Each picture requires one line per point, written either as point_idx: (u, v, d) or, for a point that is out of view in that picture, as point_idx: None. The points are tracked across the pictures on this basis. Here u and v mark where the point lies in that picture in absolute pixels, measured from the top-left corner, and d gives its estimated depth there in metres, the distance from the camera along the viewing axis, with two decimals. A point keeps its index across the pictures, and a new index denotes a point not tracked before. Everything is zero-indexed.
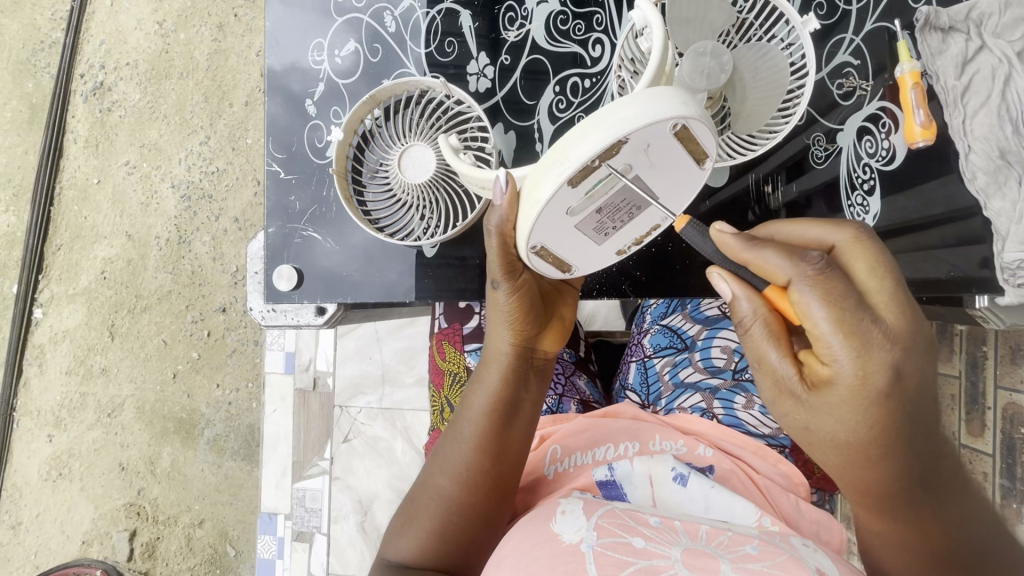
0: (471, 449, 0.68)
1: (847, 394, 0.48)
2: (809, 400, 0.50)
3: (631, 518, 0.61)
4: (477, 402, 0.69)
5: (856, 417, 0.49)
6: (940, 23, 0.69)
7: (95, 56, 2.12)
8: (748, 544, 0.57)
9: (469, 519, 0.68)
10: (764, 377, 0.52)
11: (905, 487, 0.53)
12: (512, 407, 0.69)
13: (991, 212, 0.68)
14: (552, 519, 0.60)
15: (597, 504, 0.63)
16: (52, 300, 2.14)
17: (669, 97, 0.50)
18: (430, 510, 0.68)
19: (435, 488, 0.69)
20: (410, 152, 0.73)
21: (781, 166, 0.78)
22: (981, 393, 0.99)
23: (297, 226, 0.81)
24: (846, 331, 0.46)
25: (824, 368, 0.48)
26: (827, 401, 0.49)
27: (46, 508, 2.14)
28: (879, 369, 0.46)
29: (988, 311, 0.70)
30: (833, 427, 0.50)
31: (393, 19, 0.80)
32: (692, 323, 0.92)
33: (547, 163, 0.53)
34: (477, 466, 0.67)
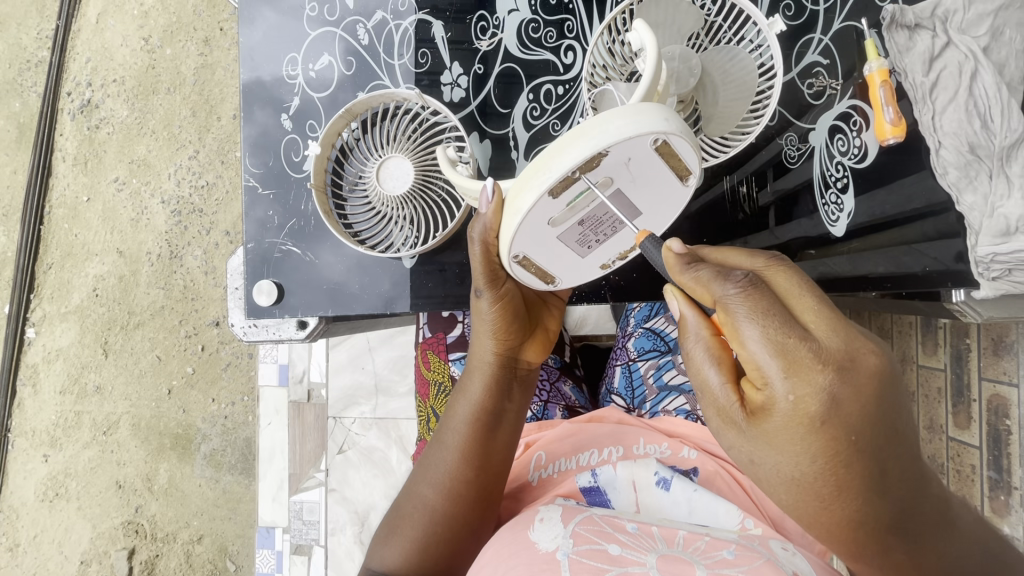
0: (454, 460, 0.68)
1: (785, 428, 0.44)
2: (749, 432, 0.47)
3: (608, 524, 0.61)
4: (460, 412, 0.69)
5: (803, 451, 0.44)
6: (906, 21, 0.69)
7: (82, 73, 2.12)
8: (725, 548, 0.57)
9: (453, 530, 0.67)
10: (710, 404, 0.50)
11: (870, 536, 0.48)
12: (494, 419, 0.69)
13: (963, 206, 0.67)
14: (530, 526, 0.60)
15: (576, 511, 0.63)
16: (45, 319, 2.13)
17: (652, 114, 0.50)
18: (414, 520, 0.68)
19: (419, 497, 0.69)
20: (389, 164, 0.74)
21: (757, 169, 0.82)
22: (966, 386, 0.99)
23: (277, 241, 0.80)
24: (783, 361, 0.43)
25: (760, 398, 0.45)
26: (770, 432, 0.45)
27: (44, 528, 2.13)
28: (823, 402, 0.43)
29: (965, 305, 0.70)
30: (779, 466, 0.46)
31: (366, 31, 0.80)
32: (674, 326, 0.93)
33: (530, 176, 0.52)
34: (461, 476, 0.67)
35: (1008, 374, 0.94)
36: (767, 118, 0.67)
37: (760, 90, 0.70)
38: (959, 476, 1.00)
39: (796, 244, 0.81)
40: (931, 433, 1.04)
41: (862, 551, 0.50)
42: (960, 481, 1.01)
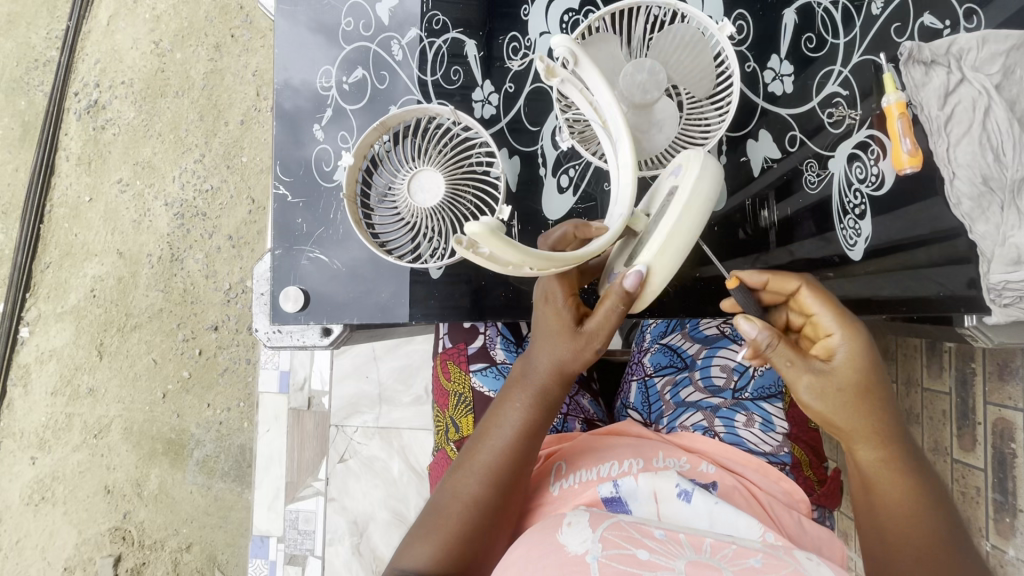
0: (504, 453, 0.69)
1: (854, 364, 0.62)
2: (826, 373, 0.63)
3: (636, 530, 0.62)
4: (512, 415, 0.70)
5: (852, 365, 0.63)
6: (923, 57, 0.73)
7: (90, 75, 2.13)
8: (752, 556, 0.58)
9: (489, 521, 0.68)
10: (789, 369, 0.63)
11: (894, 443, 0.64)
12: (544, 418, 0.71)
13: (976, 235, 0.71)
14: (558, 531, 0.61)
15: (602, 516, 0.64)
16: (40, 319, 2.11)
17: (684, 157, 0.63)
18: (452, 513, 0.67)
19: (459, 493, 0.69)
20: (420, 177, 0.75)
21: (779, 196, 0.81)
22: (971, 409, 1.01)
23: (304, 248, 0.81)
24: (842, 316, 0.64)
25: (830, 348, 0.64)
26: (834, 356, 0.63)
27: (28, 533, 2.08)
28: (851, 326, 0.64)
29: (977, 329, 0.73)
30: (839, 381, 0.63)
31: (399, 47, 0.83)
32: (691, 342, 0.94)
33: (665, 251, 0.61)
34: (506, 469, 0.69)
35: (1013, 399, 0.96)
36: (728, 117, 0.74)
37: (718, 89, 0.76)
38: (964, 497, 1.02)
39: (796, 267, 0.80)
40: (936, 455, 1.06)
41: (911, 499, 0.62)
42: (965, 503, 1.02)
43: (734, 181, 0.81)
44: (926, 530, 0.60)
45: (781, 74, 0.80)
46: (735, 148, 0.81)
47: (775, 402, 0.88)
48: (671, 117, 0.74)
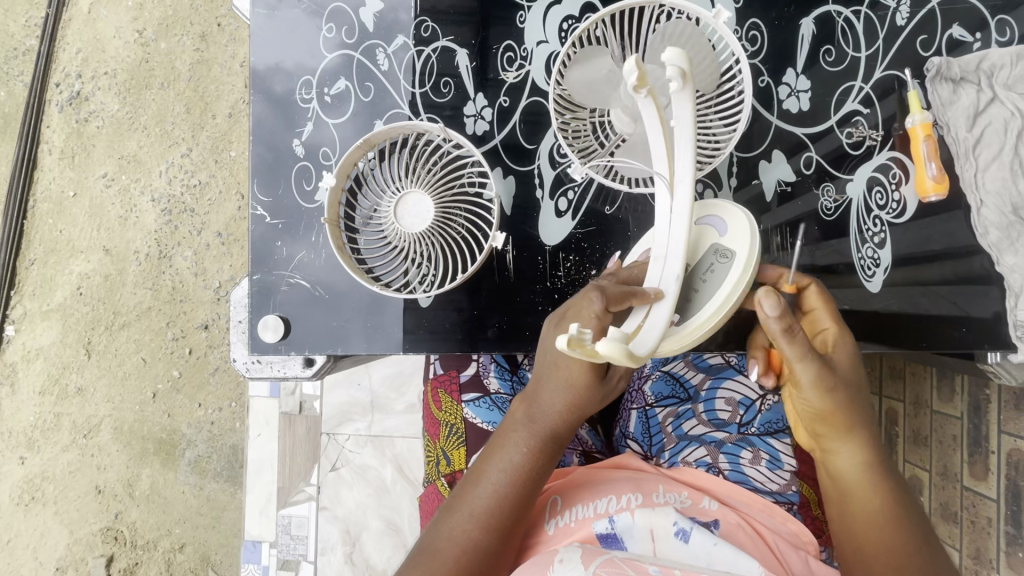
0: (506, 496, 0.65)
1: (849, 365, 0.61)
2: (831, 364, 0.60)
3: (629, 567, 0.59)
4: (513, 453, 0.66)
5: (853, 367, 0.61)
6: (951, 74, 0.70)
7: (71, 64, 2.04)
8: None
9: (485, 565, 0.63)
10: (797, 364, 0.58)
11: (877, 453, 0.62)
12: (550, 458, 0.67)
13: (1004, 267, 0.69)
14: (549, 568, 0.58)
15: (595, 552, 0.61)
16: (25, 316, 2.05)
17: (735, 219, 0.65)
18: (445, 556, 0.62)
19: (452, 532, 0.63)
20: (407, 200, 0.70)
21: (798, 221, 0.74)
22: (983, 436, 0.99)
23: (285, 273, 0.76)
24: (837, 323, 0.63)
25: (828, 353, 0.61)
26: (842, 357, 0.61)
27: (18, 533, 2.05)
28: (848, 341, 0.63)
29: (1000, 366, 0.71)
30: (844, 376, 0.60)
31: (385, 56, 0.77)
32: (694, 371, 0.90)
33: (716, 315, 0.62)
34: (506, 510, 0.64)
35: None
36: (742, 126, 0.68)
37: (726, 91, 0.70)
38: (973, 526, 0.99)
39: (801, 270, 0.73)
40: (944, 480, 1.04)
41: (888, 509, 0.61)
42: (974, 531, 0.99)
43: (745, 208, 0.74)
44: (899, 540, 0.60)
45: (797, 90, 0.74)
46: (748, 170, 0.74)
47: (782, 437, 0.84)
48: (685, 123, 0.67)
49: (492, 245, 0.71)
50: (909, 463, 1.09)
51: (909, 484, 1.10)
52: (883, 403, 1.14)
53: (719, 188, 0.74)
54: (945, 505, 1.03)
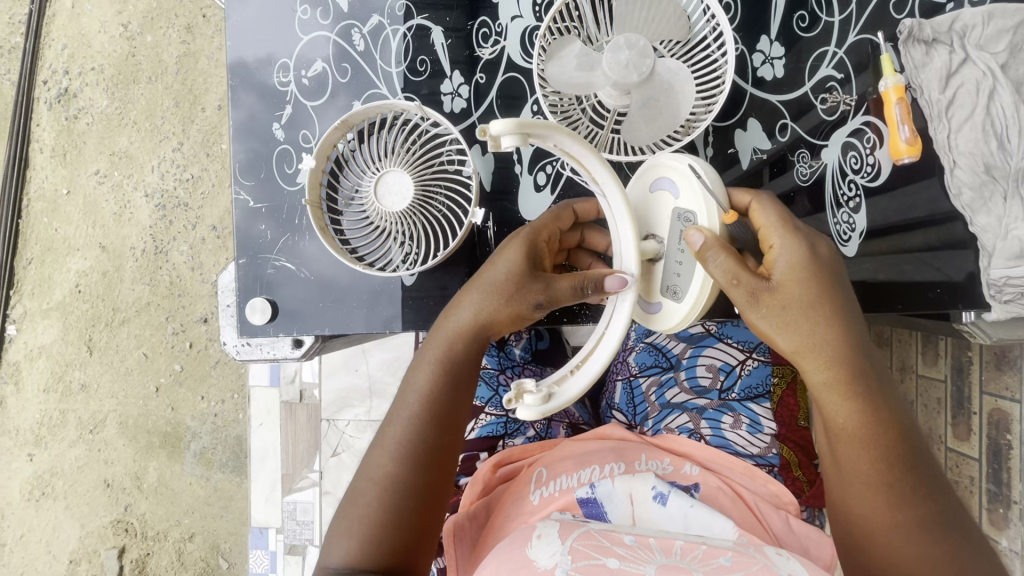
0: (414, 423, 0.64)
1: (799, 282, 0.60)
2: (774, 286, 0.60)
3: (605, 538, 0.61)
4: (421, 381, 0.66)
5: (806, 287, 0.60)
6: (923, 36, 0.70)
7: (59, 61, 2.03)
8: (721, 555, 0.58)
9: (409, 497, 0.63)
10: (728, 290, 0.61)
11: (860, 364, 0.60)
12: (460, 380, 0.66)
13: (977, 228, 0.69)
14: (528, 543, 0.59)
15: (573, 525, 0.63)
16: (26, 315, 2.07)
17: (682, 178, 0.65)
18: (371, 493, 0.63)
19: (374, 471, 0.64)
20: (386, 179, 0.70)
21: (785, 194, 0.78)
22: (967, 398, 1.01)
23: (270, 256, 0.78)
24: (785, 230, 0.61)
25: (773, 266, 0.61)
26: (784, 279, 0.60)
27: (31, 528, 2.09)
28: (810, 255, 0.61)
29: (975, 326, 0.71)
30: (791, 297, 0.60)
31: (361, 36, 0.77)
32: (676, 341, 0.91)
33: (706, 292, 0.65)
34: (422, 437, 0.64)
35: (1009, 389, 0.95)
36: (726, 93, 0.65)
37: (704, 64, 0.69)
38: (957, 486, 1.03)
39: None
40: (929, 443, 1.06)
41: (868, 424, 0.59)
42: (958, 492, 1.02)
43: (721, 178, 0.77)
44: (875, 456, 0.59)
45: (771, 57, 0.76)
46: (724, 140, 0.77)
47: (762, 402, 0.86)
48: (670, 91, 0.65)
49: (472, 221, 0.72)
50: None
51: None
52: None
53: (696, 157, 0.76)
54: None
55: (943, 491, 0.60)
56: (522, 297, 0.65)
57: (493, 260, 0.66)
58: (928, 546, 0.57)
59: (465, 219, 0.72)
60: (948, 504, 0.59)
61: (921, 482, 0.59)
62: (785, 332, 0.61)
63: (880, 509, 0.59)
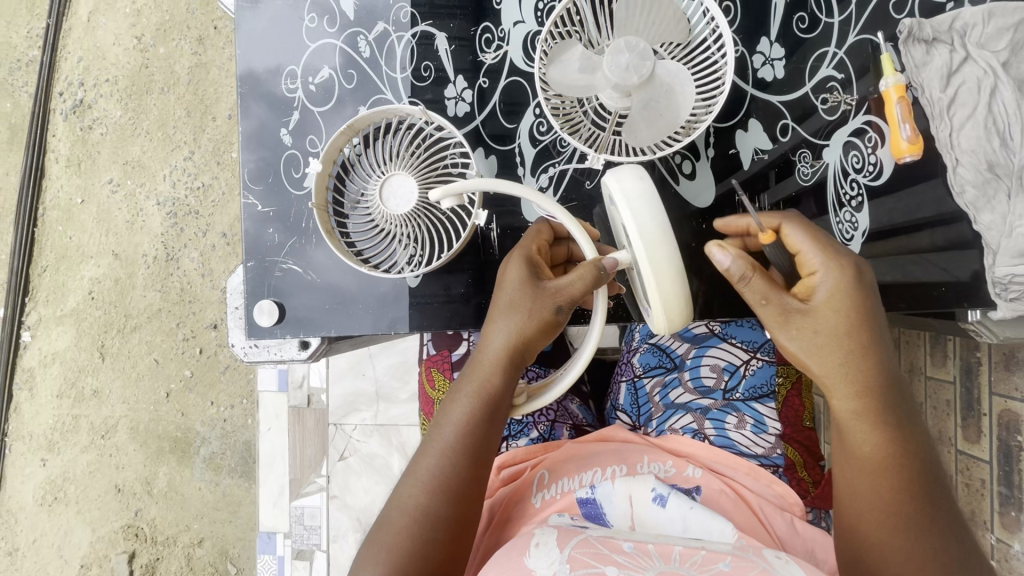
0: (455, 456, 0.64)
1: (835, 305, 0.61)
2: (808, 309, 0.61)
3: (604, 546, 0.60)
4: (457, 412, 0.65)
5: (842, 310, 0.61)
6: (923, 35, 0.70)
7: (74, 73, 2.08)
8: (721, 560, 0.57)
9: (442, 528, 0.63)
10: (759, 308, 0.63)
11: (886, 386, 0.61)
12: (496, 408, 0.65)
13: (980, 225, 0.69)
14: (525, 553, 0.59)
15: (571, 533, 0.62)
16: (40, 322, 2.10)
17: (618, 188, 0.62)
18: (404, 527, 0.63)
19: (406, 501, 0.64)
20: (391, 182, 0.71)
21: (791, 195, 0.77)
22: (976, 400, 1.00)
23: (277, 259, 0.79)
24: (823, 250, 0.61)
25: (813, 286, 0.61)
26: (822, 304, 0.61)
27: (43, 532, 2.11)
28: (850, 278, 0.61)
29: (981, 324, 0.71)
30: (835, 318, 0.61)
31: (366, 43, 0.79)
32: (680, 342, 0.90)
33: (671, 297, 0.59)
34: (456, 470, 0.64)
35: (1020, 390, 0.94)
36: (726, 93, 0.66)
37: (707, 65, 0.69)
38: (968, 489, 1.02)
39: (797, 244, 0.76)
40: (939, 446, 1.06)
41: (893, 446, 0.60)
42: (969, 495, 1.01)
43: (721, 177, 0.77)
44: (897, 478, 0.60)
45: (771, 58, 0.76)
46: (724, 140, 0.77)
47: (767, 402, 0.86)
48: (671, 92, 0.65)
49: (475, 223, 0.72)
50: None
51: None
52: None
53: (697, 158, 0.77)
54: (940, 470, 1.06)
55: (950, 522, 0.60)
56: (547, 312, 0.63)
57: (502, 283, 0.65)
58: (930, 568, 0.58)
59: (470, 221, 0.73)
60: (954, 531, 0.60)
61: (932, 509, 0.60)
62: (813, 351, 0.62)
63: (889, 530, 0.59)
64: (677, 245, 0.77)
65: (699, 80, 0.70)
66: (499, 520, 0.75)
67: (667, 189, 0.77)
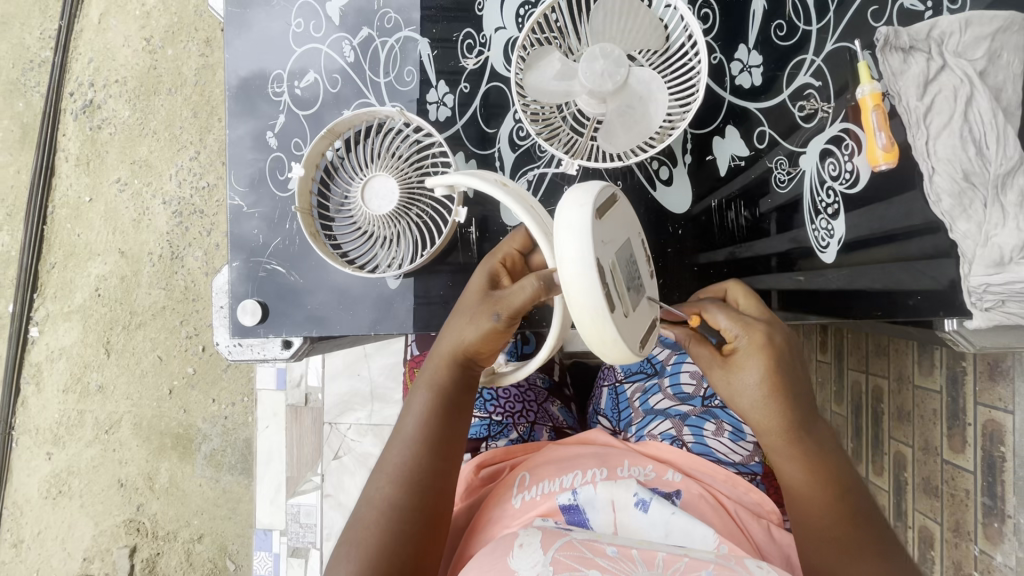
0: (413, 447, 0.66)
1: (756, 364, 0.61)
2: (728, 371, 0.63)
3: (587, 549, 0.58)
4: (413, 411, 0.68)
5: (761, 369, 0.61)
6: (900, 43, 0.70)
7: (85, 74, 2.12)
8: (703, 568, 0.55)
9: (402, 522, 0.64)
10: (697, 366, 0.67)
11: (806, 431, 0.62)
12: (450, 408, 0.67)
13: (957, 233, 0.69)
14: (509, 555, 0.57)
15: (555, 534, 0.60)
16: (48, 318, 2.14)
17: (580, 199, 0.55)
18: (373, 520, 0.64)
19: (370, 495, 0.66)
20: (373, 183, 0.73)
21: (781, 206, 0.76)
22: (961, 410, 0.99)
23: (262, 260, 0.80)
24: (738, 321, 0.62)
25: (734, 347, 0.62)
26: (740, 364, 0.62)
27: (48, 525, 2.14)
28: (763, 337, 0.61)
29: (956, 333, 0.70)
30: (750, 382, 0.62)
31: (351, 48, 0.80)
32: (661, 347, 0.92)
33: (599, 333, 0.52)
34: (414, 463, 0.66)
35: (1003, 400, 0.94)
36: (700, 98, 0.67)
37: (682, 72, 0.70)
38: (953, 500, 1.01)
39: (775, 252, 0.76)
40: (926, 455, 1.05)
41: (818, 484, 0.62)
42: (954, 505, 1.00)
43: (699, 183, 0.77)
44: (824, 510, 0.62)
45: (749, 65, 0.76)
46: (702, 147, 0.77)
47: None
48: (645, 99, 0.67)
49: (456, 218, 0.74)
50: (893, 439, 1.11)
51: (893, 461, 1.11)
52: (868, 381, 1.14)
53: (674, 164, 0.77)
54: (927, 480, 1.05)
55: (877, 539, 0.62)
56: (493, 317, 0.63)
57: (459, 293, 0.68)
58: None
59: (450, 219, 0.74)
60: (881, 549, 0.62)
61: (859, 533, 0.62)
62: (739, 408, 0.64)
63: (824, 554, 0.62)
64: (654, 250, 0.78)
65: (676, 87, 0.70)
66: (475, 522, 0.74)
67: (644, 196, 0.78)
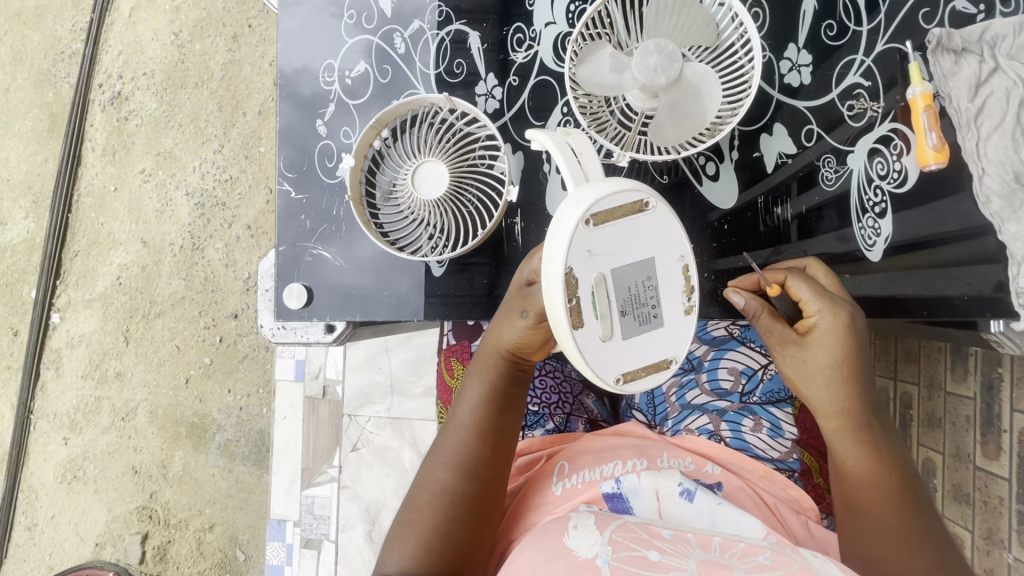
0: (468, 434, 0.67)
1: (831, 343, 0.64)
2: (803, 347, 0.66)
3: (643, 531, 0.59)
4: (467, 400, 0.69)
5: (837, 348, 0.64)
6: (952, 45, 0.71)
7: (114, 66, 2.16)
8: (760, 553, 0.55)
9: (457, 507, 0.65)
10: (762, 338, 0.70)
11: (871, 414, 0.65)
12: (503, 397, 0.69)
13: (1006, 236, 0.66)
14: (565, 534, 0.58)
15: (609, 518, 0.61)
16: (70, 305, 2.18)
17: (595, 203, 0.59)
18: (428, 503, 0.65)
19: (427, 481, 0.67)
20: (423, 169, 0.75)
21: (816, 206, 0.80)
22: (996, 416, 1.02)
23: (308, 244, 0.82)
24: (820, 297, 0.64)
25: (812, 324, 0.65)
26: (817, 339, 0.64)
27: (61, 510, 2.16)
28: (845, 320, 0.64)
29: (1003, 336, 0.70)
30: (825, 360, 0.64)
31: (402, 40, 0.81)
32: (698, 343, 0.91)
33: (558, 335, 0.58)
34: (467, 452, 0.67)
35: None
36: (754, 92, 0.67)
37: (734, 68, 0.71)
38: (986, 506, 1.03)
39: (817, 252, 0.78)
40: (957, 462, 1.07)
41: (881, 466, 0.65)
42: (987, 512, 1.03)
43: (746, 179, 0.81)
44: (885, 495, 0.64)
45: (798, 64, 0.80)
46: (750, 143, 0.81)
47: (784, 407, 0.86)
48: (698, 93, 0.68)
49: (507, 200, 0.75)
50: (923, 446, 1.12)
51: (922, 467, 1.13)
52: (898, 387, 1.16)
53: (721, 160, 0.81)
54: (958, 487, 1.07)
55: (936, 532, 0.64)
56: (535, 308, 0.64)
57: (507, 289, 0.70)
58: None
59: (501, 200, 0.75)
60: (942, 543, 0.63)
61: (920, 523, 0.64)
62: (806, 385, 0.66)
63: (888, 542, 0.63)
64: (701, 246, 0.82)
65: (727, 83, 0.72)
66: (516, 508, 0.75)
67: (690, 189, 0.82)
